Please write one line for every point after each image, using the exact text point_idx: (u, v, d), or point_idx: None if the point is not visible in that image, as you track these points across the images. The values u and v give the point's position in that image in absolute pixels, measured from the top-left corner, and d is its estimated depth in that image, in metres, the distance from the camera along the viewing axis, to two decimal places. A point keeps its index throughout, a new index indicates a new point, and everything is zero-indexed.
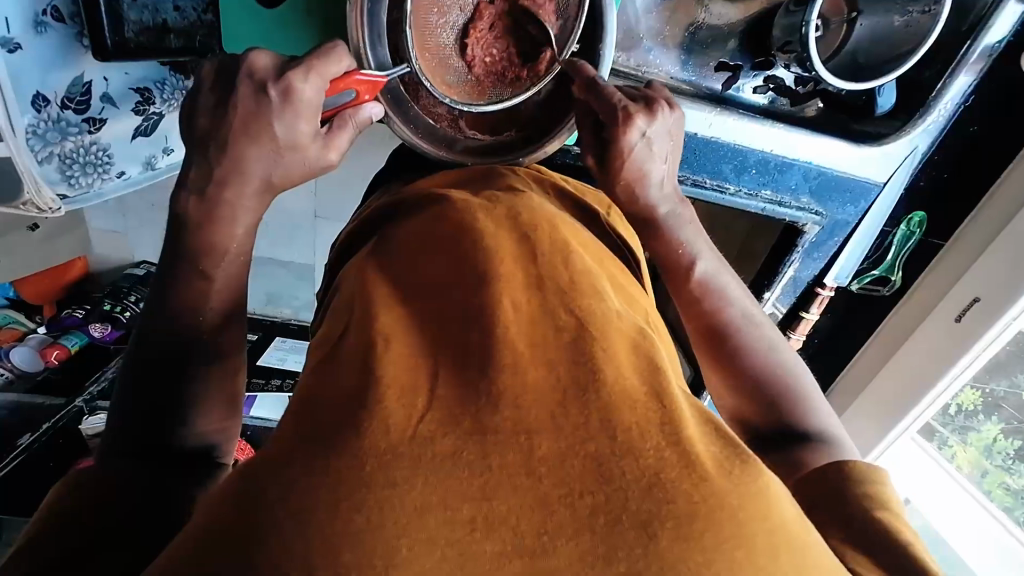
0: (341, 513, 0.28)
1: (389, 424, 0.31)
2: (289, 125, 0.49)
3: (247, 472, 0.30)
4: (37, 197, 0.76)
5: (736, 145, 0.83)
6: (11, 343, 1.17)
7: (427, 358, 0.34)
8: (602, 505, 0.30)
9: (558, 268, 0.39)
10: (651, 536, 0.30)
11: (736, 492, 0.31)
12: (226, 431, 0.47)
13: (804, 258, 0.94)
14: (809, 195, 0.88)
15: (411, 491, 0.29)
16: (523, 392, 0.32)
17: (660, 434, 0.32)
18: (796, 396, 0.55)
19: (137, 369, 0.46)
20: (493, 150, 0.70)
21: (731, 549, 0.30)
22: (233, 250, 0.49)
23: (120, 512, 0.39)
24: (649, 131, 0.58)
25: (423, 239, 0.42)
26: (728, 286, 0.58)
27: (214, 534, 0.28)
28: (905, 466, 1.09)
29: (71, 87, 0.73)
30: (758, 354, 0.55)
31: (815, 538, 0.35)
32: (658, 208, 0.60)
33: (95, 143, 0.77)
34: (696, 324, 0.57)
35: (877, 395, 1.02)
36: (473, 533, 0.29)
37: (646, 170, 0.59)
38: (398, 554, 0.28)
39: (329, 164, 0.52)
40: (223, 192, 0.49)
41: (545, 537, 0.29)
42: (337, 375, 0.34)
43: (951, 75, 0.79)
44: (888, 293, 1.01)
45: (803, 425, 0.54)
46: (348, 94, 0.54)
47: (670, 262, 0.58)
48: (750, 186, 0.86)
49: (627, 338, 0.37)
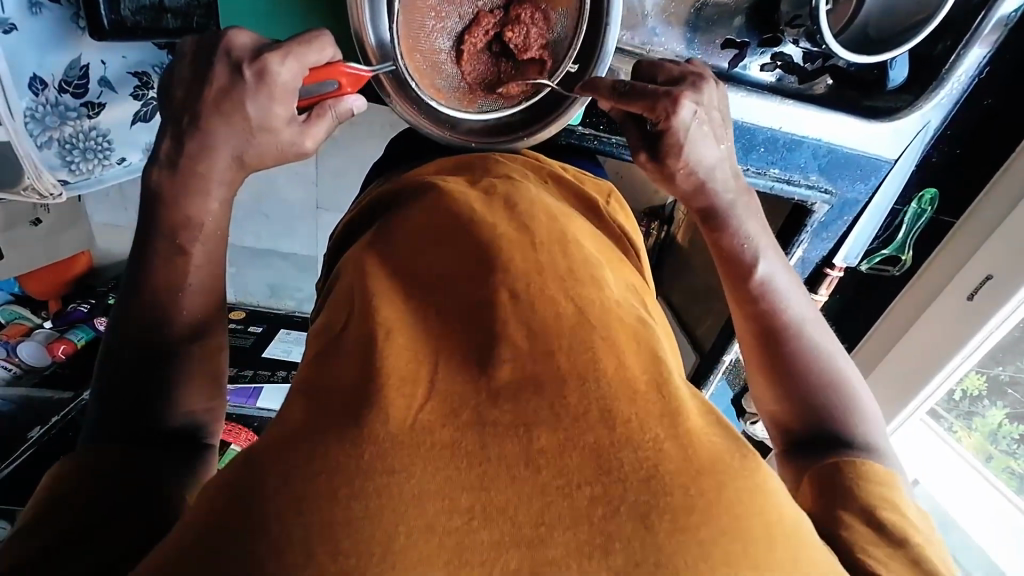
0: (340, 502, 0.28)
1: (388, 412, 0.30)
2: (262, 107, 0.48)
3: (247, 460, 0.30)
4: (37, 181, 0.72)
5: (743, 123, 0.81)
6: (18, 338, 1.17)
7: (429, 349, 0.34)
8: (601, 496, 0.29)
9: (557, 257, 0.39)
10: (649, 528, 0.29)
11: (735, 483, 0.31)
12: (213, 410, 0.48)
13: (813, 238, 0.93)
14: (818, 173, 0.86)
15: (411, 478, 0.29)
16: (523, 383, 0.32)
17: (660, 426, 0.32)
18: (847, 402, 0.53)
19: (118, 363, 0.45)
20: (504, 128, 0.68)
21: (729, 541, 0.30)
22: (210, 225, 0.50)
23: (105, 506, 0.38)
24: (699, 107, 0.56)
25: (423, 230, 0.41)
26: (786, 289, 0.57)
27: (214, 521, 0.28)
28: (914, 448, 1.09)
29: (68, 70, 0.70)
30: (812, 355, 0.54)
31: (813, 530, 0.34)
32: (723, 195, 0.58)
33: (94, 129, 0.74)
34: (750, 320, 0.57)
35: (886, 376, 1.01)
36: (471, 522, 0.28)
37: (703, 157, 0.57)
38: (396, 541, 0.27)
39: (301, 151, 0.52)
40: (196, 165, 0.48)
41: (542, 528, 0.29)
42: (337, 364, 0.34)
43: (964, 48, 0.76)
44: (898, 273, 0.99)
45: (846, 436, 0.52)
46: (331, 84, 0.52)
47: (731, 256, 0.58)
48: (758, 164, 0.84)
49: (627, 330, 0.36)
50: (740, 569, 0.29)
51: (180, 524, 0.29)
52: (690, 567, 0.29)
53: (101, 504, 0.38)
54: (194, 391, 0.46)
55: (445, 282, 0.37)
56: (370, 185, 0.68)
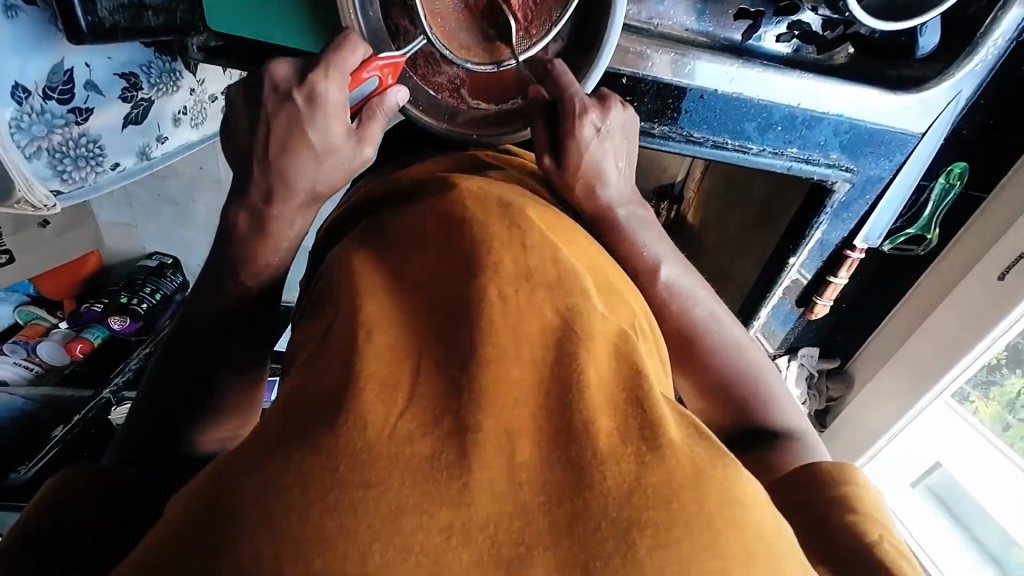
0: (314, 515, 0.27)
1: (369, 421, 0.29)
2: (323, 130, 0.47)
3: (222, 471, 0.29)
4: (30, 193, 0.67)
5: (760, 102, 0.76)
6: (37, 338, 1.22)
7: (409, 357, 0.33)
8: (581, 512, 0.28)
9: (545, 264, 0.37)
10: (630, 545, 0.28)
11: (716, 499, 0.30)
12: (235, 438, 0.52)
13: (833, 219, 0.88)
14: (839, 151, 0.81)
15: (388, 492, 0.28)
16: (507, 394, 0.31)
17: (642, 438, 0.31)
18: (763, 393, 0.55)
19: (169, 364, 0.51)
20: (504, 118, 0.64)
21: (708, 559, 0.29)
22: (274, 266, 0.51)
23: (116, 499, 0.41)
24: (604, 127, 0.56)
25: (411, 235, 0.39)
26: (694, 290, 0.55)
27: (187, 533, 0.28)
28: (934, 431, 1.04)
29: (52, 76, 0.67)
30: (727, 361, 0.55)
31: (798, 550, 0.33)
32: (615, 208, 0.55)
33: (84, 135, 0.72)
34: (666, 331, 0.55)
35: (909, 359, 0.98)
36: (450, 540, 0.27)
37: (602, 172, 0.55)
38: (371, 559, 0.26)
39: (365, 161, 0.50)
40: (271, 208, 0.48)
41: (522, 547, 0.28)
42: (321, 368, 0.33)
43: (1002, 9, 0.70)
44: (923, 252, 0.94)
45: (769, 425, 0.55)
46: (371, 82, 0.50)
47: (638, 268, 0.54)
48: (775, 144, 0.80)
49: (609, 343, 0.35)
50: None
51: (156, 530, 0.29)
52: None
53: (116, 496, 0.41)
54: (219, 421, 0.51)
55: (435, 287, 0.36)
56: (360, 181, 0.66)
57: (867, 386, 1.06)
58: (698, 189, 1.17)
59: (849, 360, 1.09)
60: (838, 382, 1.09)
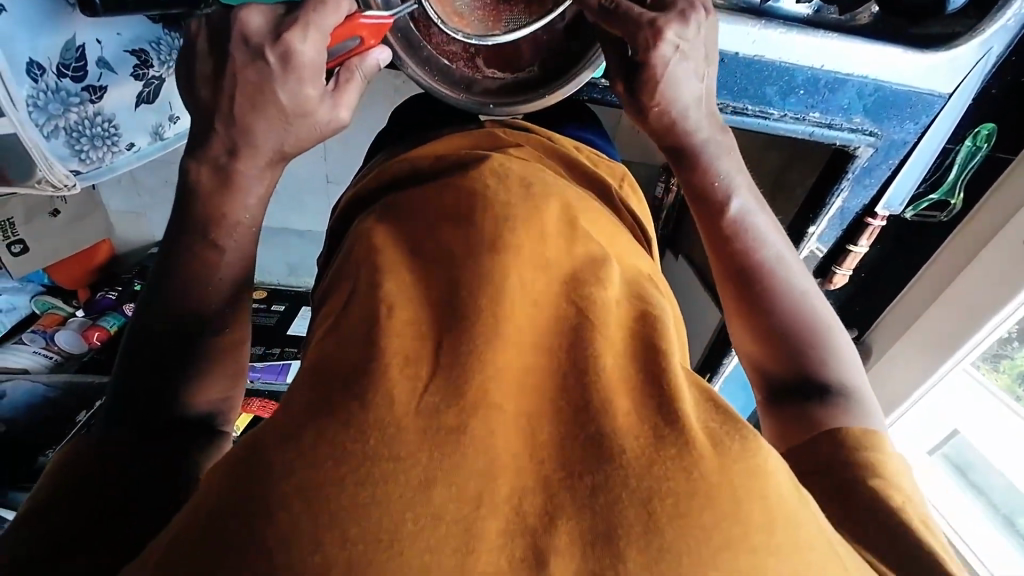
0: (346, 486, 0.28)
1: (394, 396, 0.30)
2: (295, 92, 0.44)
3: (254, 444, 0.30)
4: (49, 173, 0.70)
5: (782, 64, 0.73)
6: (54, 327, 1.25)
7: (431, 332, 0.33)
8: (603, 482, 0.29)
9: (562, 241, 0.37)
10: (650, 516, 0.28)
11: (735, 471, 0.30)
12: (228, 400, 0.47)
13: (854, 185, 0.86)
14: (863, 115, 0.77)
15: (418, 464, 0.28)
16: (528, 371, 0.32)
17: (663, 410, 0.31)
18: (821, 343, 0.52)
19: (137, 345, 0.45)
20: (521, 87, 0.63)
21: (730, 527, 0.29)
22: (246, 223, 0.47)
23: (115, 492, 0.39)
24: (682, 40, 0.49)
25: (428, 214, 0.39)
26: (763, 227, 0.53)
27: (222, 504, 0.28)
28: (952, 402, 1.03)
29: (64, 52, 0.63)
30: (789, 302, 0.52)
31: (816, 520, 0.33)
32: (694, 134, 0.52)
33: (99, 114, 0.69)
34: (727, 267, 0.53)
35: (928, 328, 0.96)
36: (478, 509, 0.28)
37: (680, 96, 0.50)
38: (405, 527, 0.27)
39: (340, 125, 0.47)
40: (237, 163, 0.45)
41: (548, 515, 0.28)
42: (343, 345, 0.33)
43: None
44: (946, 219, 0.92)
45: (824, 377, 0.51)
46: (352, 40, 0.47)
47: (705, 200, 0.53)
48: (797, 108, 0.77)
49: (628, 320, 0.35)
50: (739, 555, 0.29)
51: (189, 503, 0.30)
52: (694, 554, 0.28)
53: (114, 491, 0.39)
54: (206, 376, 0.46)
55: (454, 262, 0.35)
56: (371, 162, 0.66)
57: (884, 356, 1.03)
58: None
59: (866, 330, 1.07)
60: None
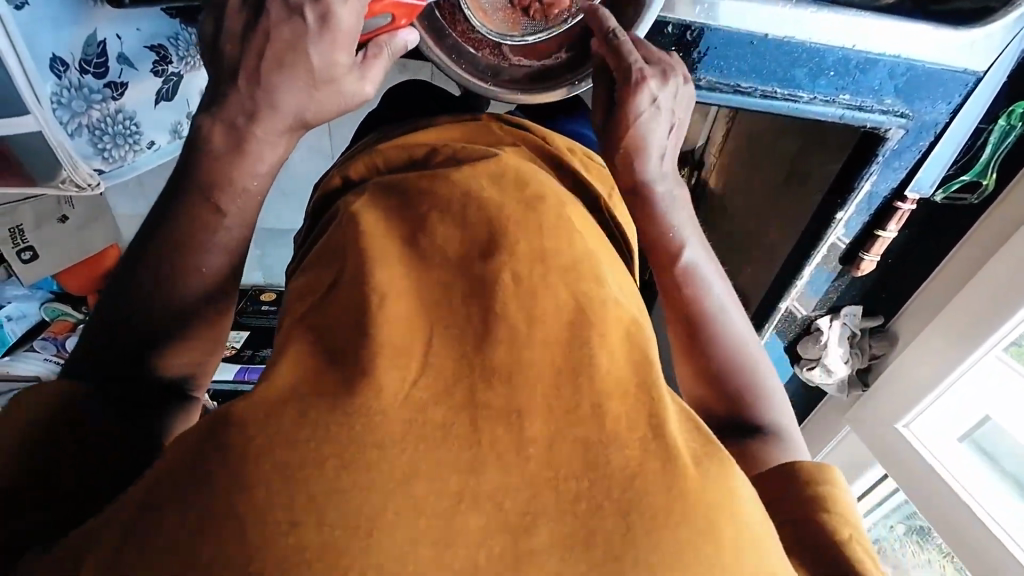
0: (327, 471, 0.27)
1: (382, 384, 0.30)
2: (326, 54, 0.42)
3: (231, 420, 0.29)
4: (74, 173, 0.70)
5: (813, 44, 0.68)
6: (65, 334, 1.19)
7: (425, 323, 0.33)
8: (587, 490, 0.29)
9: (563, 244, 0.37)
10: (628, 525, 0.29)
11: (711, 489, 0.31)
12: (203, 366, 0.46)
13: (883, 169, 0.81)
14: (893, 96, 0.73)
15: (402, 453, 0.28)
16: (521, 372, 0.31)
17: (647, 425, 0.31)
18: (758, 389, 0.51)
19: (123, 296, 0.42)
20: (547, 74, 0.62)
21: (700, 544, 0.30)
22: (253, 190, 0.45)
23: (70, 463, 0.37)
24: (660, 97, 0.54)
25: (416, 198, 0.38)
26: (711, 276, 0.54)
27: (193, 483, 0.28)
28: (978, 385, 0.94)
29: (86, 47, 0.63)
30: (730, 342, 0.52)
31: (779, 542, 0.34)
32: (653, 183, 0.54)
33: (121, 112, 0.69)
34: (675, 309, 0.53)
35: (957, 310, 0.89)
36: (458, 504, 0.28)
37: (649, 140, 0.54)
38: (384, 517, 0.27)
39: (364, 99, 0.46)
40: (255, 127, 0.43)
41: (528, 517, 0.28)
42: (334, 327, 0.33)
43: None
44: (976, 201, 0.86)
45: (759, 419, 0.50)
46: (383, 18, 0.46)
47: (660, 243, 0.54)
48: (826, 91, 0.72)
49: (621, 325, 0.35)
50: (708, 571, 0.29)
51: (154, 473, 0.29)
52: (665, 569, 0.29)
53: (71, 459, 0.37)
54: (184, 347, 0.44)
55: (452, 262, 0.35)
56: (363, 139, 0.64)
57: (911, 344, 0.97)
58: (720, 154, 1.16)
59: (892, 317, 1.01)
60: (881, 340, 1.01)
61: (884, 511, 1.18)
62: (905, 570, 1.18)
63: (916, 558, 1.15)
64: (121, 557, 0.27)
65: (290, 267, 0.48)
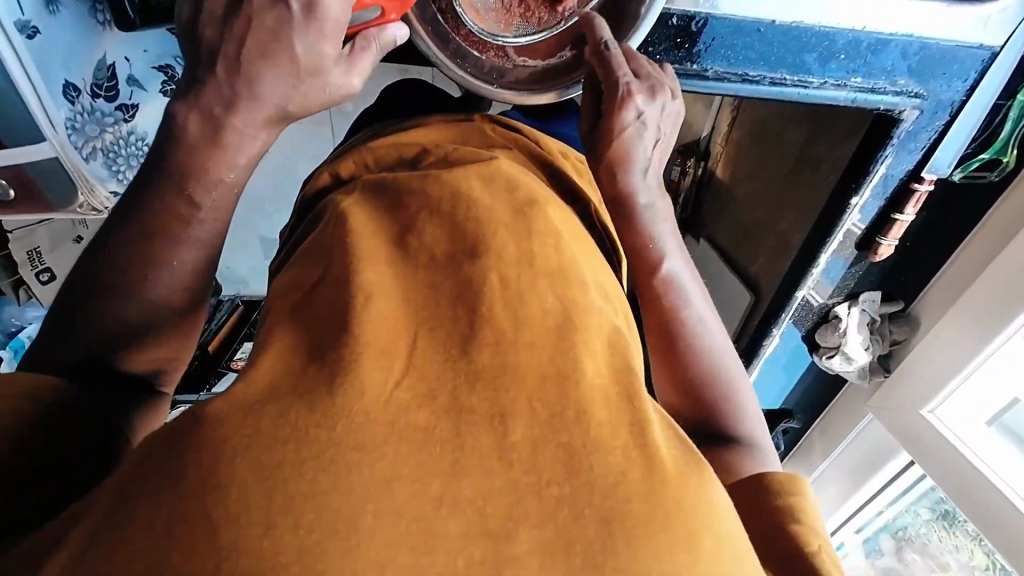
0: (305, 471, 0.27)
1: (368, 383, 0.29)
2: (312, 46, 0.41)
3: (204, 418, 0.28)
4: (91, 196, 0.75)
5: (822, 27, 0.68)
6: None
7: (410, 322, 0.32)
8: (570, 495, 0.29)
9: (550, 250, 0.36)
10: (610, 533, 0.29)
11: (691, 497, 0.31)
12: (174, 359, 0.46)
13: (898, 151, 0.80)
14: (907, 76, 0.73)
15: (384, 457, 0.28)
16: (504, 376, 0.31)
17: (630, 433, 0.31)
18: (734, 405, 0.50)
19: (89, 290, 0.42)
20: (555, 72, 0.61)
21: (679, 554, 0.29)
22: (229, 182, 0.44)
23: (46, 449, 0.37)
24: (646, 113, 0.54)
25: (399, 199, 0.38)
26: (689, 292, 0.52)
27: (164, 482, 0.27)
28: (1006, 367, 0.95)
29: (96, 72, 0.68)
30: (705, 357, 0.50)
31: (756, 561, 0.33)
32: (637, 196, 0.53)
33: (133, 133, 0.74)
34: (652, 325, 0.51)
35: (982, 292, 0.90)
36: (440, 509, 0.28)
37: (636, 153, 0.53)
38: (363, 520, 0.27)
39: (352, 92, 0.45)
40: (232, 117, 0.42)
41: (510, 523, 0.28)
42: (318, 325, 0.33)
43: None
44: (997, 178, 0.84)
45: (734, 435, 0.49)
46: (373, 10, 0.45)
47: (639, 258, 0.52)
48: (837, 75, 0.72)
49: (606, 335, 0.35)
50: None
51: (127, 468, 0.29)
52: None
53: (47, 444, 0.37)
54: (154, 343, 0.44)
55: (439, 263, 0.35)
56: (354, 137, 0.63)
57: (933, 327, 0.98)
58: (726, 142, 1.15)
59: (912, 301, 1.01)
60: (901, 326, 1.02)
61: (912, 498, 1.23)
62: (940, 549, 1.25)
63: (944, 543, 1.24)
64: (82, 556, 0.26)
65: (275, 264, 0.47)
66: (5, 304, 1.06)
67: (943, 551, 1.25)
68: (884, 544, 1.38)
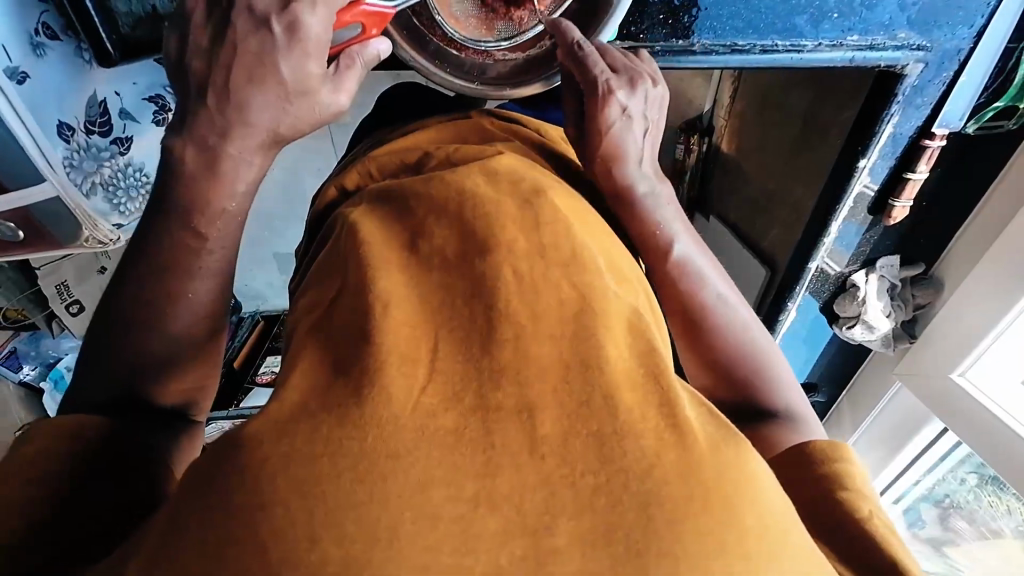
0: (343, 483, 0.27)
1: (393, 390, 0.30)
2: (297, 66, 0.42)
3: (231, 445, 0.29)
4: (94, 231, 0.76)
5: None
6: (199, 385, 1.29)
7: (426, 329, 0.32)
8: (605, 484, 0.29)
9: (561, 237, 0.36)
10: (650, 517, 0.28)
11: (731, 475, 0.30)
12: (203, 389, 0.46)
13: (905, 109, 0.79)
14: (907, 29, 0.71)
15: (417, 461, 0.28)
16: (527, 369, 0.31)
17: (661, 414, 0.31)
18: (766, 376, 0.49)
19: (114, 328, 0.43)
20: (537, 62, 0.60)
21: (723, 533, 0.29)
22: (231, 211, 0.45)
23: (93, 487, 0.37)
24: (629, 107, 0.53)
25: (405, 206, 0.38)
26: (704, 269, 0.51)
27: (197, 511, 0.28)
28: None
29: (89, 109, 0.69)
30: (730, 335, 0.50)
31: (805, 537, 0.32)
32: (635, 187, 0.52)
33: (130, 165, 0.75)
34: (671, 308, 0.51)
35: (1006, 249, 0.86)
36: (478, 508, 0.28)
37: (627, 147, 0.52)
38: (403, 526, 0.27)
39: (340, 110, 0.45)
40: (226, 146, 0.43)
41: (548, 516, 0.28)
42: (334, 341, 0.33)
43: None
44: (1015, 126, 0.81)
45: (770, 404, 0.49)
46: (354, 27, 0.46)
47: (647, 244, 0.51)
48: (831, 35, 0.70)
49: (625, 318, 0.34)
50: (736, 561, 0.29)
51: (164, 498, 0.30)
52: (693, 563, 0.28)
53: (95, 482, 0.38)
54: (179, 371, 0.45)
55: (450, 266, 0.35)
56: (358, 147, 0.64)
57: (959, 288, 0.95)
58: (729, 115, 1.13)
59: (934, 264, 1.00)
60: (925, 289, 0.99)
61: (951, 464, 1.19)
62: (988, 516, 1.22)
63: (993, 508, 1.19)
64: None
65: (293, 283, 0.48)
66: (41, 338, 1.14)
67: (993, 516, 1.20)
68: (926, 515, 1.35)
